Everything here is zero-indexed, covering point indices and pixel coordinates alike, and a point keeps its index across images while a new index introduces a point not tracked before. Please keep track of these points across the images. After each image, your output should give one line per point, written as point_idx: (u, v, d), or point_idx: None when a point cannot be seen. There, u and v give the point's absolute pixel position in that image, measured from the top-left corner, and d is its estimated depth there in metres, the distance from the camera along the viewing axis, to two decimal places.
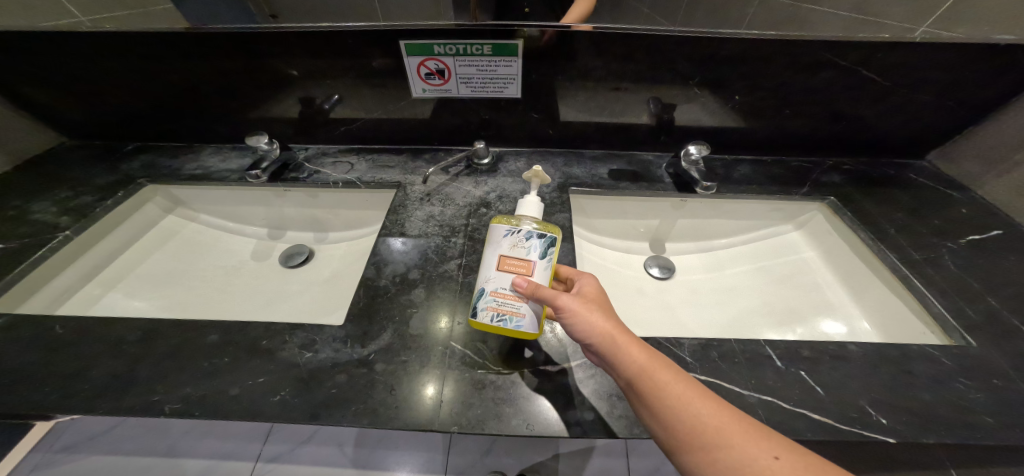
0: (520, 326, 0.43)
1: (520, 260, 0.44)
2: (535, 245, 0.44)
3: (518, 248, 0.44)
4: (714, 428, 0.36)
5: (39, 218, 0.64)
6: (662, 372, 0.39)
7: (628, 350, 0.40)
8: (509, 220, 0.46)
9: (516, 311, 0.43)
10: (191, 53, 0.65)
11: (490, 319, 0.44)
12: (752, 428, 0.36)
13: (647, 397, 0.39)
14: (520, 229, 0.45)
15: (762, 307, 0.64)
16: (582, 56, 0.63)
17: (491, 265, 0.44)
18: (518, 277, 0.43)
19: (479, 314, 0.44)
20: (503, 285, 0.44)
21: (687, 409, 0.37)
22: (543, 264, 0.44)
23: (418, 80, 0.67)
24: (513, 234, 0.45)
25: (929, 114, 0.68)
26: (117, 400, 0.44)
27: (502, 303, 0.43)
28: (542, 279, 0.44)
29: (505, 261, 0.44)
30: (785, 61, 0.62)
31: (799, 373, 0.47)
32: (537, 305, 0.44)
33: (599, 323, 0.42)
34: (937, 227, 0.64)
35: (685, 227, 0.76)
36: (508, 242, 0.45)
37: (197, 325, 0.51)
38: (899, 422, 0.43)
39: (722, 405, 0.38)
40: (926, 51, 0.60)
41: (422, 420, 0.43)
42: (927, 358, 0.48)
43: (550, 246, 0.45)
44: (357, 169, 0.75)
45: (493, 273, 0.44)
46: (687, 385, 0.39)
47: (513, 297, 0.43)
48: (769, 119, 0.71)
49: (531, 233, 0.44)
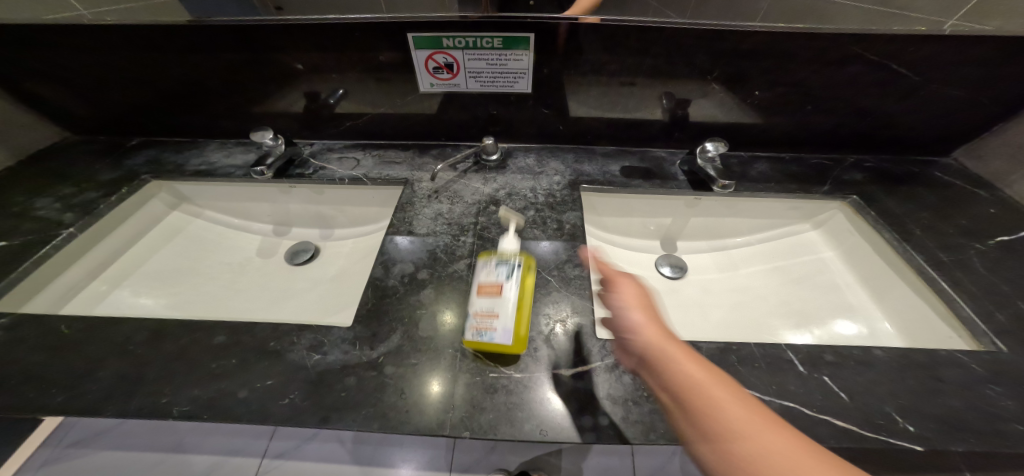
0: (495, 340, 0.43)
1: (491, 282, 0.45)
2: (504, 268, 0.45)
3: (491, 272, 0.45)
4: (753, 439, 0.32)
5: (43, 215, 0.63)
6: (708, 381, 0.36)
7: (666, 350, 0.38)
8: (487, 249, 0.48)
9: (490, 327, 0.43)
10: (194, 46, 0.63)
11: (469, 336, 0.44)
12: (804, 451, 0.32)
13: (684, 396, 0.36)
14: (494, 255, 0.47)
15: (779, 307, 0.62)
16: (596, 50, 0.61)
17: (469, 289, 0.46)
18: (489, 296, 0.44)
19: (465, 335, 0.45)
20: (478, 305, 0.45)
21: (726, 417, 0.33)
22: (512, 286, 0.44)
23: (425, 74, 0.66)
24: (487, 261, 0.47)
25: (957, 110, 0.66)
26: (124, 401, 0.44)
27: (478, 320, 0.44)
28: (512, 297, 0.44)
29: (480, 287, 0.45)
30: (808, 54, 0.60)
31: (822, 378, 0.46)
32: (506, 320, 0.43)
33: (636, 319, 0.40)
34: (964, 227, 0.62)
35: (699, 225, 0.74)
36: (484, 269, 0.46)
37: (203, 326, 0.50)
38: (927, 429, 0.42)
39: (774, 425, 0.33)
40: (956, 44, 0.57)
41: (434, 424, 0.42)
42: (956, 364, 0.47)
43: (518, 268, 0.45)
44: (363, 166, 0.73)
45: (470, 295, 0.46)
46: (734, 398, 0.35)
47: (488, 314, 0.44)
48: (789, 115, 0.69)
49: (502, 258, 0.46)
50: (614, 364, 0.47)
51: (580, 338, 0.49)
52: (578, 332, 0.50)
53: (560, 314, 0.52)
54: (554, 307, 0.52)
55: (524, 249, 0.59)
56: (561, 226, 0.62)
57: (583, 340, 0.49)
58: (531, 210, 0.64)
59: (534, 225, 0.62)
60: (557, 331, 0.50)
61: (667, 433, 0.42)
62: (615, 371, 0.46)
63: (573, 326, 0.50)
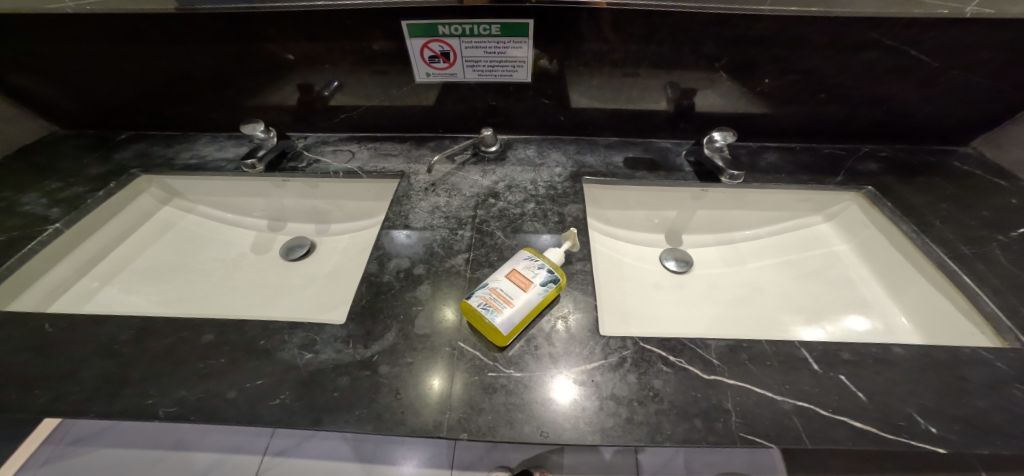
0: (495, 323, 0.44)
1: (525, 277, 0.47)
2: (542, 274, 0.47)
3: (529, 269, 0.48)
4: None
5: (29, 210, 0.61)
6: None
7: None
8: (533, 251, 0.51)
9: (499, 308, 0.44)
10: (181, 36, 0.61)
11: (476, 304, 0.45)
12: None
13: None
14: (538, 259, 0.49)
15: (789, 303, 0.60)
16: (599, 37, 0.59)
17: (502, 271, 0.48)
18: (515, 284, 0.46)
19: (470, 298, 0.46)
20: (502, 286, 0.46)
21: None
22: (540, 291, 0.46)
23: (421, 63, 0.63)
24: (530, 259, 0.49)
25: (977, 97, 0.63)
26: (107, 403, 0.42)
27: (494, 296, 0.45)
28: (533, 300, 0.46)
29: (514, 273, 0.48)
30: (822, 40, 0.57)
31: (838, 377, 0.44)
32: (517, 309, 0.44)
33: None
34: (986, 219, 0.59)
35: (705, 218, 0.72)
36: (524, 263, 0.49)
37: (192, 324, 0.48)
38: (952, 432, 0.40)
39: None
40: (979, 28, 0.54)
41: (430, 426, 0.40)
42: (980, 362, 0.44)
43: (551, 282, 0.47)
44: (359, 159, 0.71)
45: (499, 275, 0.48)
46: None
47: (506, 297, 0.45)
48: (801, 104, 0.66)
49: (544, 265, 0.48)
50: (618, 363, 0.45)
51: (583, 335, 0.47)
52: (580, 328, 0.48)
53: (561, 310, 0.50)
54: (555, 303, 0.50)
55: (524, 243, 0.56)
56: (562, 219, 0.60)
57: (586, 337, 0.47)
58: (531, 203, 0.62)
59: (535, 218, 0.60)
60: (559, 328, 0.48)
61: (674, 435, 0.40)
62: (619, 370, 0.44)
63: (576, 323, 0.48)
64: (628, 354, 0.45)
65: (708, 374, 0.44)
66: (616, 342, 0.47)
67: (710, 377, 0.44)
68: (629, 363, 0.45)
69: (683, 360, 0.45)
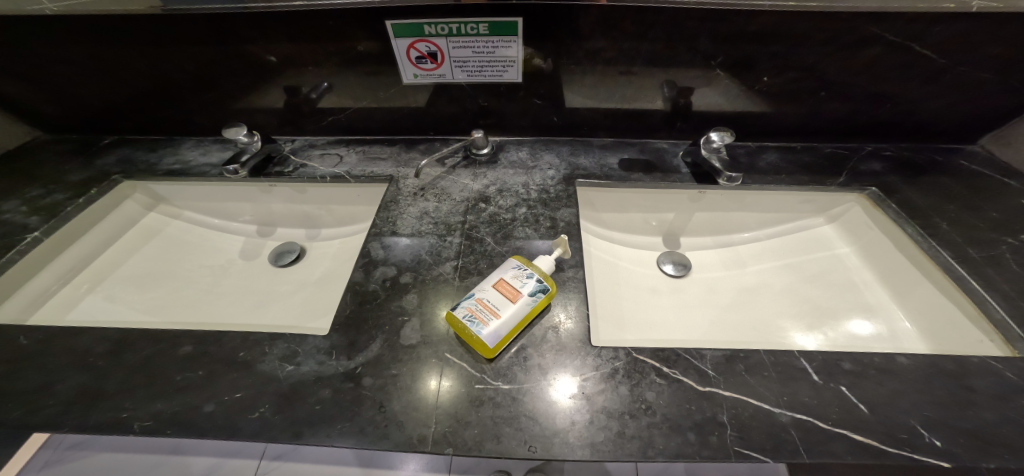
0: (481, 337, 0.42)
1: (513, 288, 0.45)
2: (531, 283, 0.46)
3: (517, 279, 0.46)
4: None
5: (9, 218, 0.60)
6: None
7: None
8: (522, 259, 0.50)
9: (485, 320, 0.43)
10: (158, 37, 0.60)
11: (461, 317, 0.44)
12: None
13: None
14: (526, 268, 0.48)
15: (791, 308, 0.58)
16: (591, 35, 0.57)
17: (490, 281, 0.47)
18: (503, 295, 0.45)
19: (456, 309, 0.44)
20: (489, 296, 0.45)
21: None
22: (529, 301, 0.45)
23: (408, 64, 0.62)
24: (518, 268, 0.48)
25: (984, 94, 0.61)
26: (79, 418, 0.41)
27: (480, 307, 0.44)
28: (521, 311, 0.44)
29: (502, 283, 0.46)
30: (823, 36, 0.55)
31: (840, 388, 0.42)
32: (502, 321, 0.43)
33: None
34: (995, 220, 0.57)
35: (703, 220, 0.70)
36: (512, 272, 0.47)
37: (170, 335, 0.47)
38: (957, 445, 0.38)
39: None
40: (986, 22, 0.52)
41: (414, 440, 0.39)
42: (988, 372, 0.42)
43: (541, 292, 0.46)
44: (347, 163, 0.70)
45: (487, 286, 0.46)
46: None
47: (492, 309, 0.43)
48: (801, 102, 0.64)
49: (533, 274, 0.47)
50: (610, 375, 0.43)
51: (574, 345, 0.45)
52: (572, 338, 0.46)
53: (553, 319, 0.48)
54: (545, 313, 0.48)
55: (515, 250, 0.55)
56: (555, 223, 0.58)
57: (578, 347, 0.45)
58: (524, 207, 0.61)
59: (527, 223, 0.58)
60: (550, 338, 0.46)
61: (667, 450, 0.38)
62: (611, 382, 0.42)
63: (568, 332, 0.47)
64: (621, 365, 0.44)
65: (702, 386, 0.42)
66: (608, 352, 0.45)
67: (706, 388, 0.42)
68: (622, 374, 0.43)
69: (677, 371, 0.43)
